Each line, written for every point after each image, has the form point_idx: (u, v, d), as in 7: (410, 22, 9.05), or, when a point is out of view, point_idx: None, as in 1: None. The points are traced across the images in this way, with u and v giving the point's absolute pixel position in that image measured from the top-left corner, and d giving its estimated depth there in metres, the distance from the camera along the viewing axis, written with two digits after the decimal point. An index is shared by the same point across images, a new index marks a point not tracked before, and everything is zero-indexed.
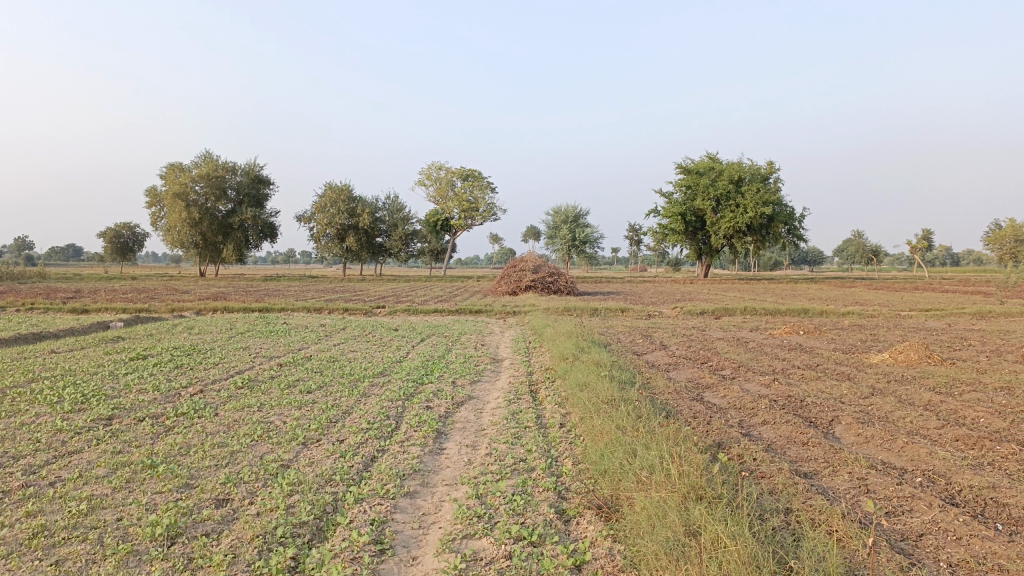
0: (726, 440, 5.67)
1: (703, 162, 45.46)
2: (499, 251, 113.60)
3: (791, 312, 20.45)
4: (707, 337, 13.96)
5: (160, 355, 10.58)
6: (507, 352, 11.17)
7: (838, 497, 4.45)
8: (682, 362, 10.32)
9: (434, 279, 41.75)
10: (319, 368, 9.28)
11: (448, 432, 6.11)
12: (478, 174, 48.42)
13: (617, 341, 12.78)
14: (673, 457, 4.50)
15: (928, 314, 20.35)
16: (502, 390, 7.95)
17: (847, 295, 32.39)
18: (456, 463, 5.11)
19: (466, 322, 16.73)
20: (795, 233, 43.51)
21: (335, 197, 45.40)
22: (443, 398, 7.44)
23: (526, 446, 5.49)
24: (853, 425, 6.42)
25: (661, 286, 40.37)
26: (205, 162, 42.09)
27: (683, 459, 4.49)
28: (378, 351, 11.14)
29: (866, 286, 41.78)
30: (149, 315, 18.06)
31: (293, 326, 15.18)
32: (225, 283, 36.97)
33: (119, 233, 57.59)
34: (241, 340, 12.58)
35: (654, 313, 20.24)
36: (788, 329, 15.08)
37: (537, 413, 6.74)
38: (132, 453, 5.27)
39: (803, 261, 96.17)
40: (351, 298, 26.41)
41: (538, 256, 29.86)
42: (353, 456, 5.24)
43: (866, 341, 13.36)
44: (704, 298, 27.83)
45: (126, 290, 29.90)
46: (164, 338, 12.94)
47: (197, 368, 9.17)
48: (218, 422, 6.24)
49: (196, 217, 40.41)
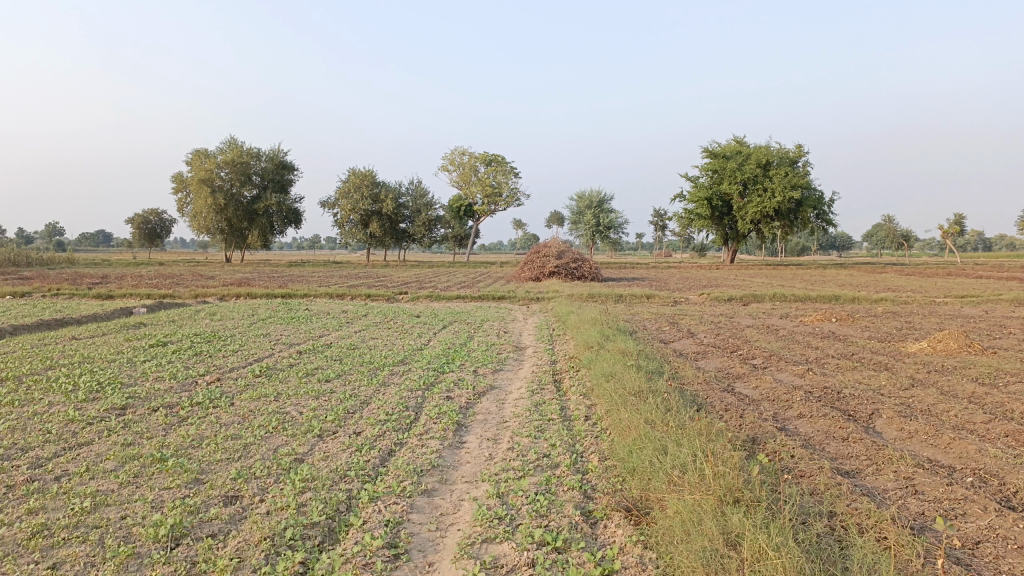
0: (761, 435, 5.38)
1: (731, 145, 44.76)
2: (523, 236, 113.20)
3: (822, 299, 19.95)
4: (735, 324, 13.61)
5: (179, 342, 10.47)
6: (530, 340, 10.93)
7: (885, 500, 4.14)
8: (711, 350, 10.00)
9: (457, 265, 41.58)
10: (339, 356, 9.09)
11: (468, 424, 5.88)
12: (502, 159, 48.05)
13: (643, 328, 12.49)
14: (708, 455, 4.23)
15: (963, 301, 19.78)
16: (525, 380, 7.71)
17: (878, 281, 31.73)
18: (476, 458, 4.88)
19: (489, 309, 16.49)
20: (824, 218, 42.72)
21: (359, 182, 45.33)
22: (464, 388, 7.21)
23: (550, 441, 5.25)
24: (894, 419, 6.09)
25: (686, 272, 39.88)
26: (229, 148, 42.13)
27: (718, 457, 4.23)
28: (399, 339, 10.94)
29: (897, 271, 40.94)
30: (172, 301, 18.04)
31: (315, 312, 15.07)
32: (250, 270, 37.10)
33: (146, 219, 58.06)
34: (261, 326, 12.46)
35: (680, 299, 19.87)
36: (819, 316, 14.67)
37: (562, 405, 6.49)
38: (142, 446, 5.11)
39: (831, 246, 94.76)
40: (373, 283, 26.30)
41: (562, 242, 29.52)
42: (369, 450, 5.04)
43: (901, 329, 12.93)
44: (730, 284, 27.38)
45: (152, 276, 30.04)
46: (185, 325, 12.84)
47: (216, 356, 9.03)
48: (233, 412, 6.06)
49: (221, 202, 40.53)
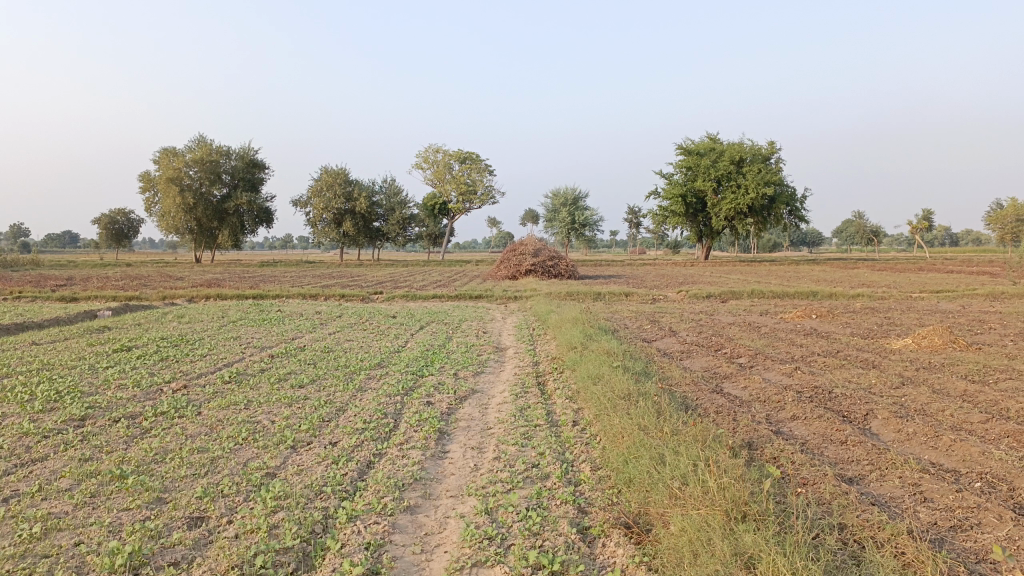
0: (758, 440, 5.16)
1: (704, 142, 44.85)
2: (497, 234, 112.68)
3: (800, 295, 19.90)
4: (717, 321, 13.46)
5: (145, 347, 10.03)
6: (510, 340, 10.66)
7: (896, 510, 3.93)
8: (695, 350, 9.79)
9: (432, 263, 41.22)
10: (312, 360, 8.74)
11: (451, 431, 5.60)
12: (476, 157, 47.70)
13: (625, 327, 12.27)
14: (709, 463, 3.99)
15: (939, 296, 19.82)
16: (507, 382, 7.42)
17: (852, 276, 31.84)
18: (461, 470, 4.59)
19: (466, 308, 16.18)
20: (796, 214, 42.97)
21: (332, 180, 44.71)
22: (444, 392, 6.91)
23: (538, 449, 4.98)
24: (891, 420, 5.90)
25: (662, 269, 39.87)
26: (199, 146, 41.31)
27: (720, 465, 3.99)
28: (375, 340, 10.60)
29: (869, 266, 41.23)
30: (139, 303, 17.51)
31: (288, 314, 14.67)
32: (221, 270, 36.41)
33: (114, 219, 56.77)
34: (232, 329, 12.04)
35: (659, 297, 19.68)
36: (800, 313, 14.56)
37: (548, 410, 6.22)
38: (101, 461, 4.76)
39: (803, 242, 95.59)
40: (348, 283, 25.83)
41: (538, 239, 29.26)
42: (347, 462, 4.72)
43: (883, 325, 12.84)
44: (707, 281, 27.32)
45: (119, 277, 29.31)
46: (152, 328, 12.39)
47: (184, 361, 8.64)
48: (200, 422, 5.71)
49: (190, 202, 39.76)
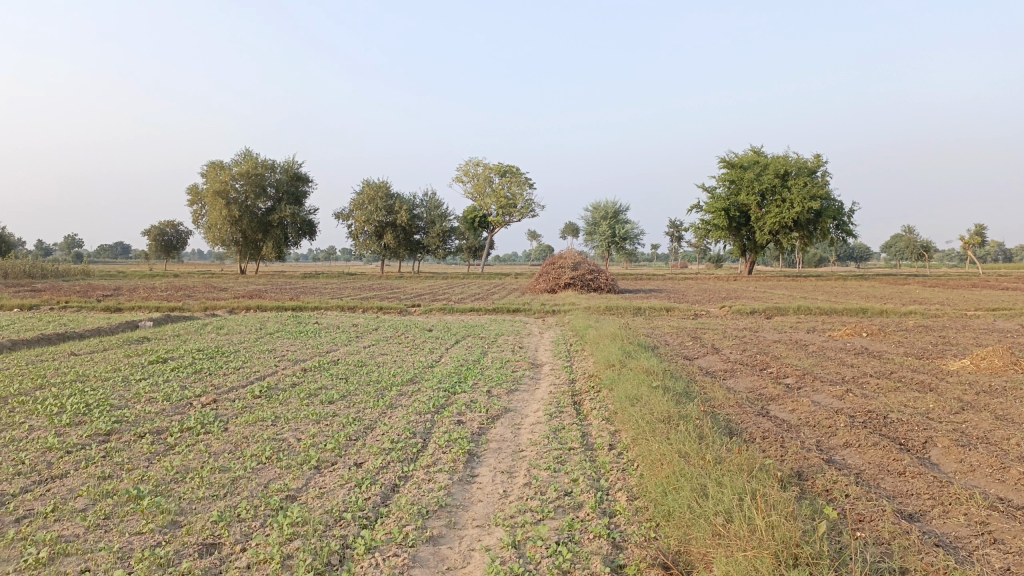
0: (808, 470, 4.83)
1: (748, 155, 44.14)
2: (537, 247, 112.36)
3: (849, 312, 19.26)
4: (761, 339, 13.01)
5: (180, 359, 10.01)
6: (547, 356, 10.40)
7: (965, 552, 3.57)
8: (739, 369, 9.40)
9: (471, 277, 41.11)
10: (344, 374, 8.59)
11: (481, 453, 5.36)
12: (516, 170, 47.64)
13: (665, 344, 11.93)
14: (757, 498, 3.68)
15: (996, 314, 19.02)
16: (542, 402, 7.16)
17: (903, 293, 30.85)
18: (489, 496, 4.34)
19: (503, 322, 15.95)
20: (843, 229, 41.96)
21: (373, 193, 45.02)
22: (476, 411, 6.68)
23: (572, 475, 4.71)
24: (952, 449, 5.50)
25: (704, 283, 39.21)
26: (244, 160, 41.94)
27: (768, 500, 3.69)
28: (409, 355, 10.43)
29: (920, 282, 40.01)
30: (180, 314, 17.66)
31: (324, 326, 14.60)
32: (263, 281, 36.87)
33: (162, 231, 57.94)
34: (267, 341, 11.99)
35: (701, 312, 19.20)
36: (849, 330, 14.02)
37: (584, 431, 5.95)
38: (121, 480, 4.63)
39: (849, 256, 93.52)
40: (386, 295, 25.81)
41: (577, 252, 28.94)
42: (370, 486, 4.51)
43: (938, 345, 12.28)
44: (751, 296, 26.74)
45: (164, 288, 29.79)
46: (189, 339, 12.42)
47: (216, 374, 8.56)
48: (225, 439, 5.57)
49: (236, 214, 40.38)
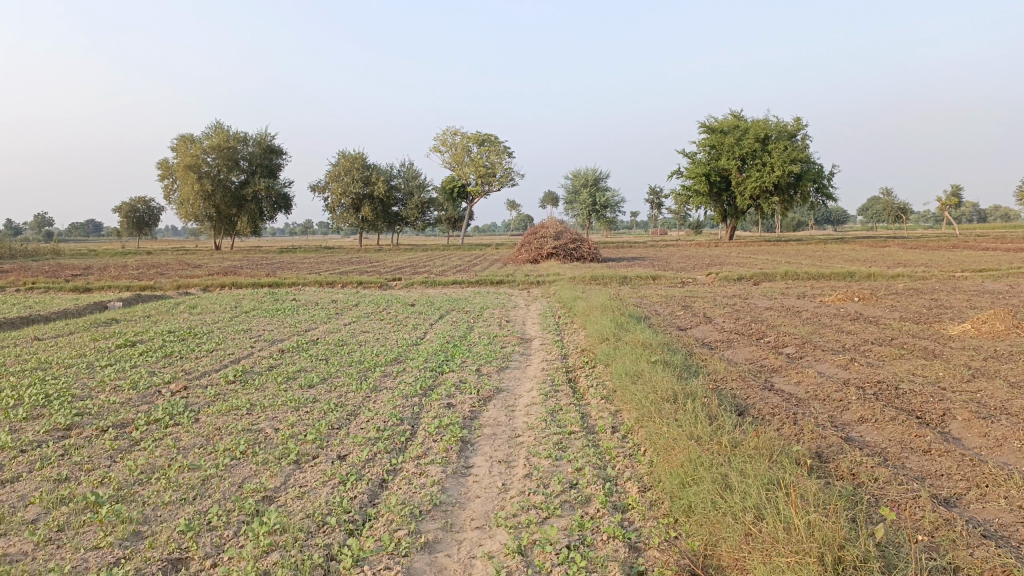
0: (828, 451, 4.50)
1: (728, 120, 43.66)
2: (516, 216, 111.62)
3: (837, 276, 19.01)
4: (753, 306, 12.70)
5: (150, 342, 9.49)
6: (536, 330, 10.00)
7: (1015, 542, 3.25)
8: (736, 339, 9.07)
9: (451, 249, 40.53)
10: (325, 355, 8.14)
11: (475, 440, 4.96)
12: (495, 138, 46.87)
13: (656, 314, 11.58)
14: (791, 494, 3.32)
15: (982, 275, 18.87)
16: (535, 380, 6.78)
17: (885, 255, 30.78)
18: (487, 491, 3.94)
19: (487, 294, 15.54)
20: (823, 192, 41.79)
21: (349, 164, 44.09)
22: (466, 393, 6.27)
23: (575, 464, 4.33)
24: (974, 422, 5.18)
25: (686, 249, 39.02)
26: (216, 133, 40.82)
27: (802, 496, 3.33)
28: (392, 332, 9.98)
29: (899, 245, 40.06)
30: (151, 293, 17.06)
31: (303, 303, 14.10)
32: (239, 257, 36.11)
33: (134, 208, 56.61)
34: (243, 321, 11.48)
35: (687, 280, 18.88)
36: (840, 296, 13.75)
37: (583, 412, 5.58)
38: (78, 483, 4.19)
39: (826, 220, 93.77)
40: (366, 269, 25.32)
41: (559, 222, 28.50)
42: (356, 483, 4.10)
43: (933, 308, 12.03)
44: (734, 262, 26.52)
45: (136, 266, 28.93)
46: (161, 320, 11.88)
47: (187, 358, 8.08)
48: (196, 432, 5.13)
49: (209, 189, 39.37)
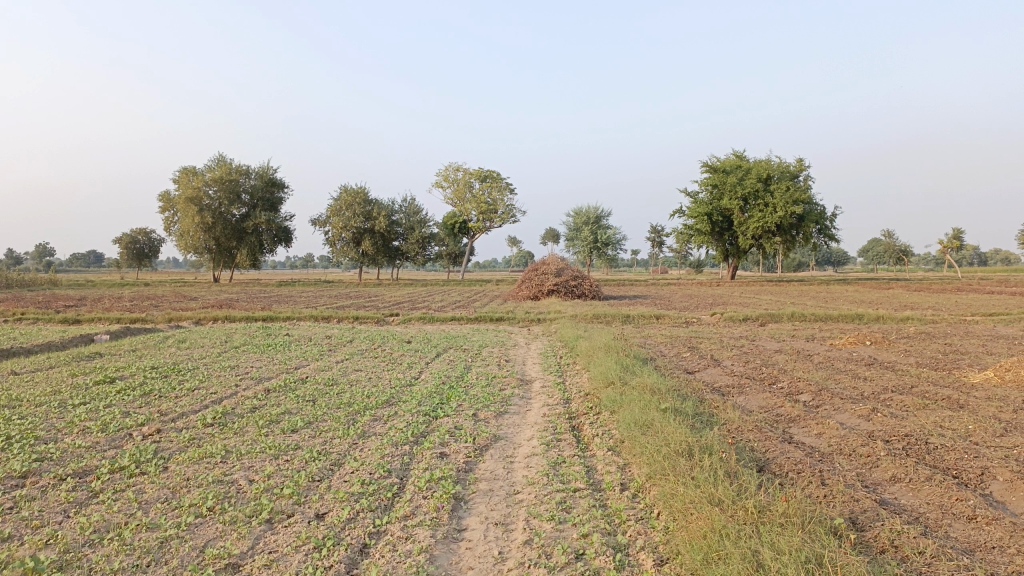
0: (863, 518, 4.03)
1: (730, 160, 43.60)
2: (517, 253, 111.35)
3: (845, 318, 18.56)
4: (761, 349, 12.25)
5: (131, 378, 9.02)
6: (536, 372, 9.54)
7: None
8: (748, 384, 8.59)
9: (451, 284, 40.21)
10: (312, 395, 7.66)
11: (468, 497, 4.48)
12: (497, 175, 46.83)
13: (662, 355, 11.10)
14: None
15: (993, 319, 18.46)
16: (535, 427, 6.30)
17: (890, 298, 30.38)
18: (481, 561, 3.48)
19: (486, 332, 15.09)
20: (826, 233, 41.58)
21: (351, 199, 43.89)
22: (461, 441, 5.78)
23: (581, 529, 3.85)
24: (1018, 484, 4.70)
25: (688, 289, 38.67)
26: (218, 165, 40.73)
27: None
28: (385, 371, 9.51)
29: (903, 287, 39.69)
30: (141, 326, 16.58)
31: (295, 338, 13.65)
32: (237, 289, 35.73)
33: (134, 238, 56.34)
34: (231, 357, 11.02)
35: (692, 320, 18.44)
36: (852, 339, 13.30)
37: (587, 466, 5.12)
38: (20, 545, 3.71)
39: (827, 261, 93.65)
40: (364, 304, 24.89)
41: (560, 259, 28.14)
42: (333, 548, 3.63)
43: (948, 354, 11.58)
44: (738, 303, 26.08)
45: (131, 298, 28.53)
46: (146, 355, 11.39)
47: (166, 397, 7.60)
48: (162, 483, 4.67)
49: (209, 221, 39.13)
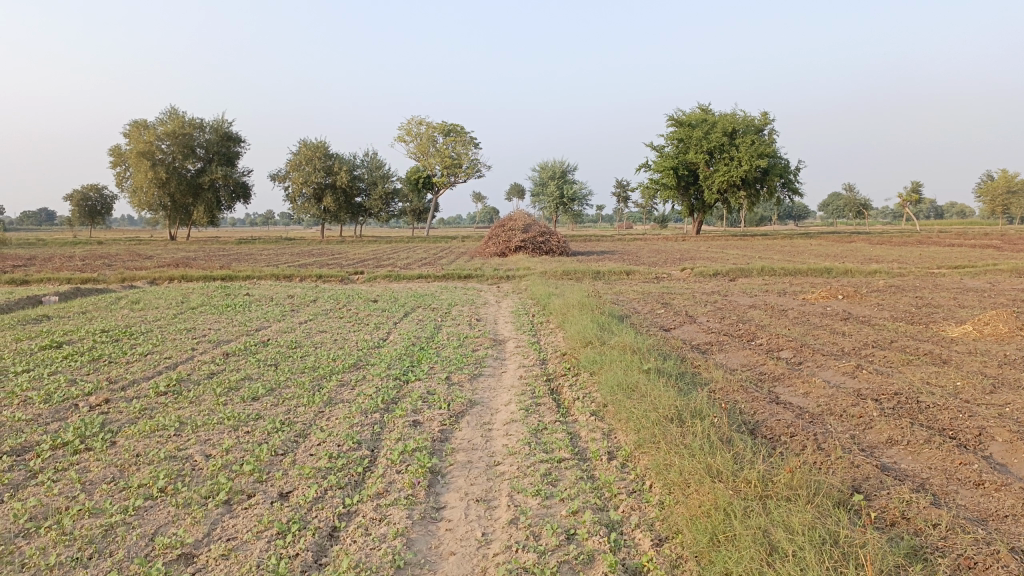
0: (867, 486, 3.81)
1: (695, 114, 43.25)
2: (482, 209, 110.21)
3: (814, 272, 18.54)
4: (734, 304, 12.08)
5: (79, 342, 8.49)
6: (509, 331, 9.22)
7: None
8: (726, 341, 8.37)
9: (416, 241, 39.52)
10: (274, 360, 7.24)
11: (446, 471, 4.14)
12: (461, 128, 45.93)
13: (635, 312, 10.84)
14: (860, 570, 2.60)
15: (959, 272, 18.58)
16: (512, 391, 5.99)
17: (854, 251, 30.68)
18: (464, 546, 3.16)
19: (454, 290, 14.71)
20: (790, 186, 41.66)
21: (311, 153, 42.69)
22: (435, 408, 5.44)
23: (571, 505, 3.55)
24: (1018, 445, 4.51)
25: (654, 244, 38.60)
26: (171, 118, 39.22)
27: (874, 571, 2.61)
28: (351, 332, 9.10)
29: (866, 240, 40.07)
30: (92, 286, 15.83)
31: (255, 298, 13.12)
32: (195, 247, 34.71)
33: (86, 195, 54.43)
34: (187, 318, 10.49)
35: (662, 275, 18.26)
36: (824, 293, 13.18)
37: (570, 433, 4.82)
38: None
39: (789, 215, 94.84)
40: (327, 262, 24.26)
41: (527, 214, 27.74)
42: (299, 534, 3.28)
43: (920, 307, 11.53)
44: (705, 257, 26.04)
45: (83, 257, 27.39)
46: (96, 317, 10.80)
47: (116, 363, 7.12)
48: (108, 461, 4.26)
49: (163, 176, 37.77)
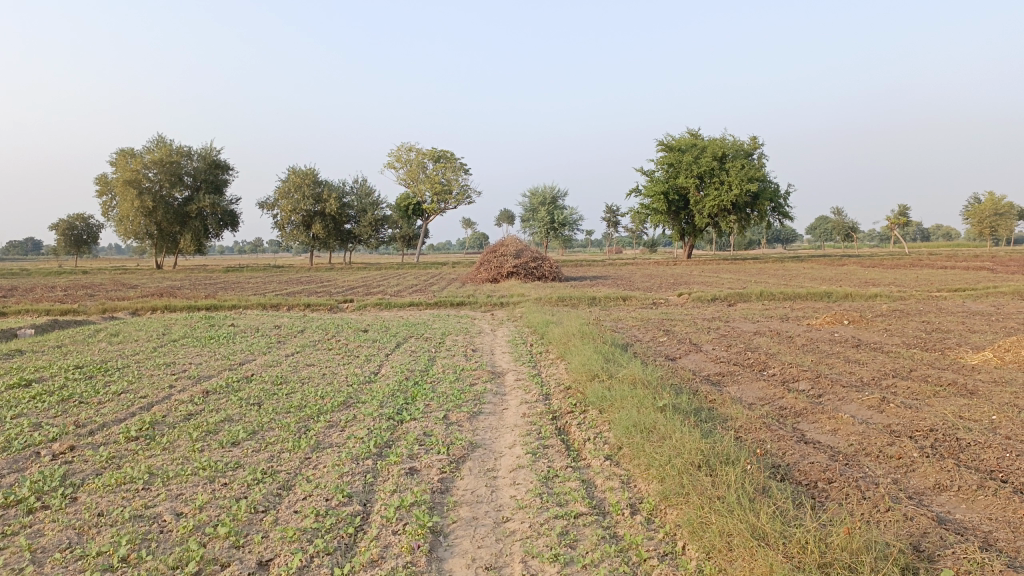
0: (930, 546, 3.35)
1: (685, 138, 43.21)
2: (471, 235, 109.80)
3: (814, 296, 18.18)
4: (737, 330, 11.67)
5: (51, 380, 7.96)
6: (507, 362, 8.76)
7: None
8: (737, 371, 7.93)
9: (406, 267, 39.09)
10: (258, 398, 6.74)
11: (449, 530, 3.66)
12: (451, 154, 45.80)
13: (637, 341, 10.40)
14: None
15: (960, 294, 18.30)
16: (517, 431, 5.51)
17: (847, 274, 30.49)
18: None
19: (448, 318, 14.23)
20: (781, 210, 41.57)
21: (300, 180, 42.28)
22: (433, 452, 4.96)
23: (596, 574, 3.07)
24: None
25: (647, 268, 38.29)
26: (158, 146, 38.77)
27: None
28: (341, 366, 8.59)
29: (858, 263, 39.96)
30: (71, 318, 15.24)
31: (241, 330, 12.59)
32: (182, 276, 34.13)
33: (72, 225, 53.72)
34: (168, 352, 9.95)
35: (659, 301, 17.89)
36: (829, 318, 12.80)
37: (585, 481, 4.35)
38: None
39: (777, 239, 95.11)
40: (317, 290, 23.73)
41: (519, 240, 27.38)
42: None
43: (930, 332, 11.15)
44: (700, 281, 25.69)
45: (65, 287, 26.68)
46: (72, 352, 10.23)
47: (87, 404, 6.59)
48: (66, 523, 3.75)
49: (149, 205, 37.26)
